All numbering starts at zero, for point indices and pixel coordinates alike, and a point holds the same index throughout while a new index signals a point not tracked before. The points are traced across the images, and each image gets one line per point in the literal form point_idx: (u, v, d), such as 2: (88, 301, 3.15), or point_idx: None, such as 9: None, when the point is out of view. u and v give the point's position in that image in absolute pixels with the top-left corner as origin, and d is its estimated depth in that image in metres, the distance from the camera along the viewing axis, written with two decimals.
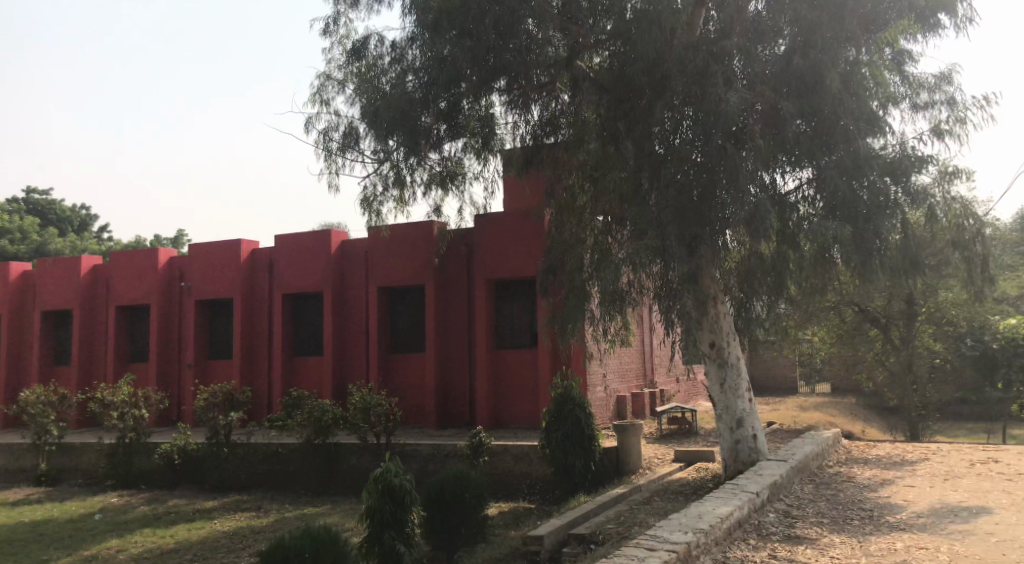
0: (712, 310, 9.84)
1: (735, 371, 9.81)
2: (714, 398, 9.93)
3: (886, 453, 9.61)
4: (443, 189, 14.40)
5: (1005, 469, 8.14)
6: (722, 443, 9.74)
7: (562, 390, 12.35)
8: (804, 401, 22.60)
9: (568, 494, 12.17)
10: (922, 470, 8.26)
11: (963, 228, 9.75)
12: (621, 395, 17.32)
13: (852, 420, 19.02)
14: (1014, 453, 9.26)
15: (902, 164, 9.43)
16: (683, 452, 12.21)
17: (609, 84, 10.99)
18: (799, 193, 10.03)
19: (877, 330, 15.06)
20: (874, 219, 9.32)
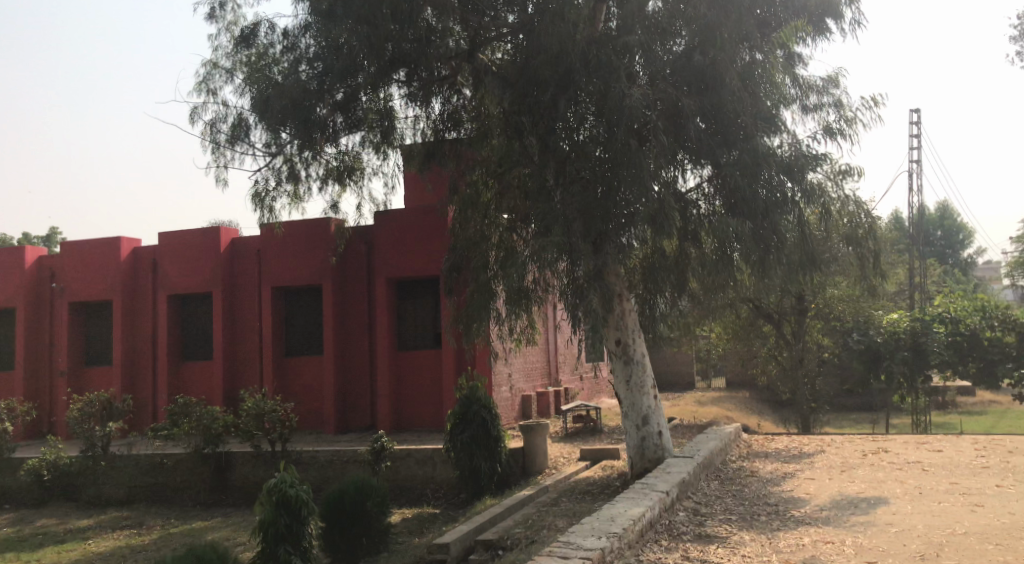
0: (617, 307, 9.78)
1: (641, 368, 9.77)
2: (619, 396, 9.86)
3: (785, 446, 9.81)
4: (340, 184, 13.81)
5: (895, 458, 8.44)
6: (628, 442, 9.69)
7: (467, 391, 12.04)
8: (702, 396, 23.19)
9: (474, 498, 11.87)
10: (820, 462, 8.45)
11: (854, 227, 10.08)
12: (526, 395, 17.18)
13: (748, 413, 19.63)
14: (901, 442, 9.64)
15: (798, 161, 9.64)
16: (589, 451, 12.15)
17: (512, 78, 10.76)
18: (699, 191, 10.10)
19: (771, 326, 15.53)
20: (772, 214, 9.49)
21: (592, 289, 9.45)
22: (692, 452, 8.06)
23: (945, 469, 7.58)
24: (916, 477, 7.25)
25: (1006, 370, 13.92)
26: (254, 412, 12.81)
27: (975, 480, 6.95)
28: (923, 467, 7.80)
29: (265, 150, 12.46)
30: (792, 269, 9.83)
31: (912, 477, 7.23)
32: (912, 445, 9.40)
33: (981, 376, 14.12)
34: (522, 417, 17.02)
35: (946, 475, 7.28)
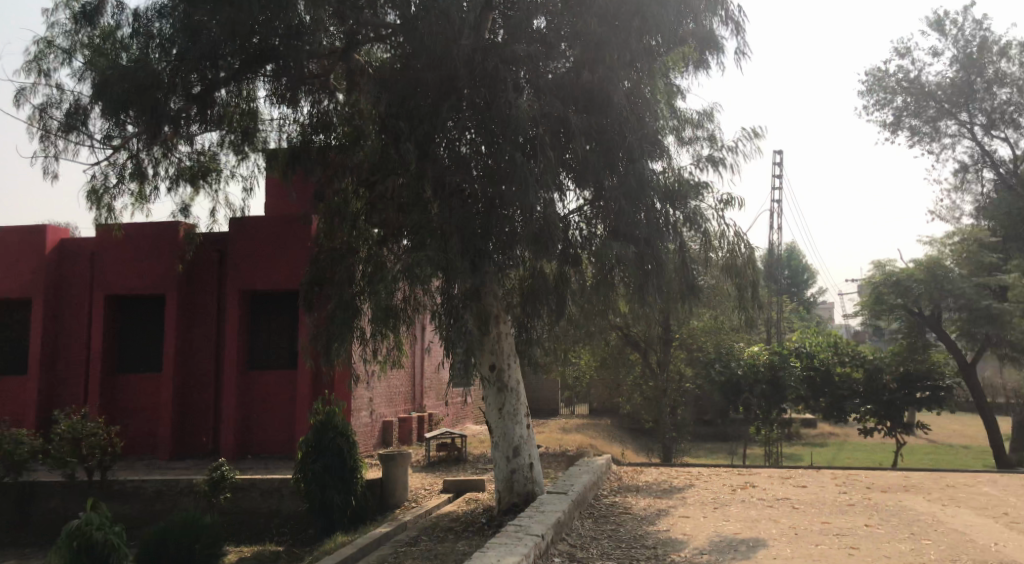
0: (494, 331, 9.24)
1: (515, 396, 9.19)
2: (490, 424, 9.23)
3: (655, 479, 9.53)
4: (193, 186, 12.43)
5: (764, 494, 8.31)
6: (497, 474, 9.06)
7: (323, 417, 11.03)
8: (567, 423, 23.06)
9: (324, 534, 10.81)
10: (692, 498, 8.16)
11: (733, 257, 10.04)
12: (388, 420, 16.23)
13: (611, 442, 19.59)
14: (766, 476, 9.60)
15: (681, 188, 9.53)
16: (453, 482, 11.41)
17: (389, 79, 9.94)
18: (580, 213, 9.78)
19: (638, 354, 15.49)
20: (654, 240, 9.29)
21: (466, 312, 8.77)
22: (565, 487, 7.54)
23: (813, 507, 7.46)
24: (788, 515, 7.05)
25: (853, 405, 14.55)
26: (69, 436, 11.09)
27: (845, 519, 6.82)
28: (792, 504, 7.66)
29: (104, 141, 10.95)
30: (669, 297, 9.63)
31: (785, 516, 7.02)
32: (777, 479, 9.36)
33: (831, 409, 14.67)
34: (382, 444, 16.02)
35: (817, 513, 7.13)
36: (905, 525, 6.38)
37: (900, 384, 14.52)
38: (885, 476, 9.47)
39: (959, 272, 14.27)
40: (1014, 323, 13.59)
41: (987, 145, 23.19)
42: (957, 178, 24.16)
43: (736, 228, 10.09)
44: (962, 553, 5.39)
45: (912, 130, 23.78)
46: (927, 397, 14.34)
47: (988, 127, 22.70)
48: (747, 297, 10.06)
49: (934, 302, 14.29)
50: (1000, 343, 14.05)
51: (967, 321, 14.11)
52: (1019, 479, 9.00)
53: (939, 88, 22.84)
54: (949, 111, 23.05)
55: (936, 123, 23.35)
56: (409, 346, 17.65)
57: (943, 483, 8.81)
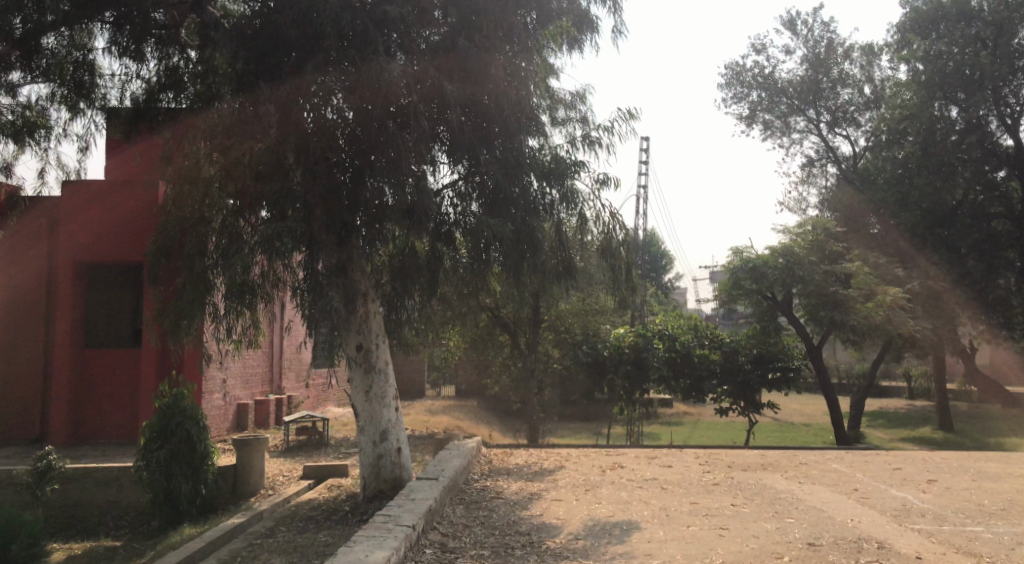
0: (360, 308, 8.70)
1: (383, 377, 8.71)
2: (356, 408, 8.70)
3: (525, 462, 9.37)
4: (16, 144, 11.02)
5: (633, 475, 8.35)
6: (363, 459, 8.57)
7: (169, 400, 10.08)
8: (432, 405, 22.74)
9: (168, 528, 9.89)
10: (563, 480, 8.06)
11: (609, 239, 9.99)
12: (243, 404, 15.22)
13: (477, 423, 19.47)
14: (634, 457, 9.71)
15: (558, 167, 9.37)
16: (314, 468, 10.79)
17: (247, 34, 9.06)
18: (453, 188, 9.32)
19: (506, 336, 15.35)
20: (530, 218, 9.07)
21: (331, 289, 8.15)
22: (435, 473, 7.20)
23: (681, 487, 7.55)
24: (657, 496, 7.07)
25: (710, 386, 15.14)
26: None
27: (711, 499, 6.93)
28: (660, 485, 7.73)
29: None
30: (543, 278, 9.47)
31: (655, 497, 7.04)
32: (644, 460, 9.48)
33: (690, 390, 15.20)
34: (235, 429, 15.01)
35: (684, 493, 7.21)
36: (767, 504, 6.54)
37: (753, 365, 15.27)
38: (743, 454, 9.84)
39: (808, 259, 15.03)
40: (855, 309, 14.56)
41: (830, 142, 24.90)
42: (803, 172, 25.82)
43: (613, 210, 10.04)
44: (823, 530, 5.55)
45: (765, 124, 25.17)
46: (777, 378, 15.17)
47: (832, 125, 24.33)
48: (622, 278, 10.03)
49: (785, 288, 15.04)
50: (842, 327, 15.04)
51: (813, 306, 14.99)
52: (861, 456, 9.60)
53: (790, 85, 24.24)
54: (798, 108, 24.53)
55: (787, 119, 24.80)
56: (266, 326, 16.60)
57: (795, 461, 9.24)
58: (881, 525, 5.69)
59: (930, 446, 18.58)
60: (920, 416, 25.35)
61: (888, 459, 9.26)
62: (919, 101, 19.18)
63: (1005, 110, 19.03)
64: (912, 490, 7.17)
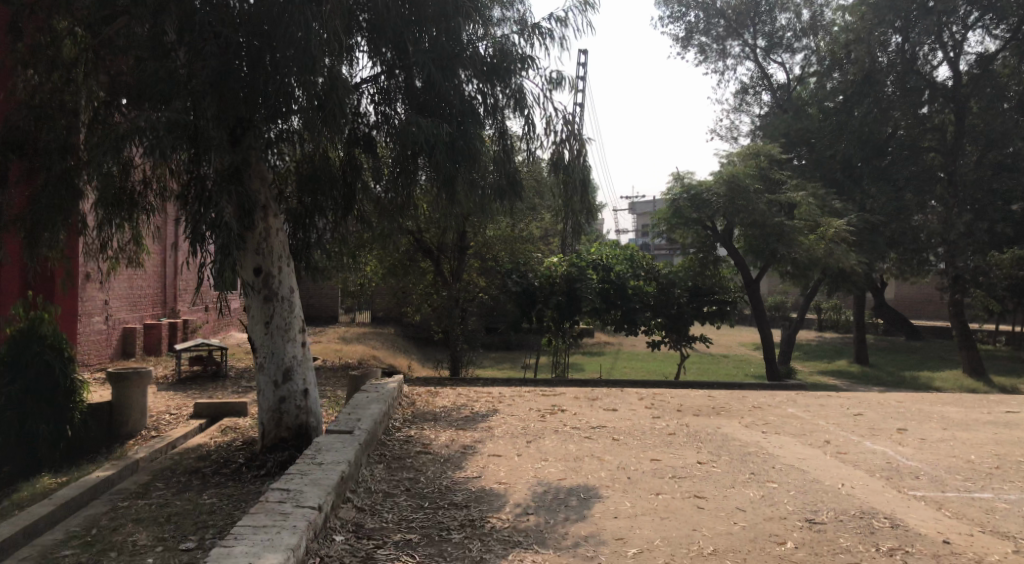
0: (260, 224, 7.19)
1: (287, 307, 7.25)
2: (254, 341, 7.22)
3: (453, 404, 8.24)
4: None
5: (576, 422, 7.36)
6: (262, 402, 7.13)
7: (26, 327, 8.40)
8: (346, 332, 21.39)
9: (24, 475, 8.30)
10: (502, 429, 6.96)
11: (559, 152, 8.70)
12: (128, 328, 13.44)
13: (394, 352, 18.32)
14: (572, 398, 8.73)
15: (502, 62, 7.88)
16: (207, 405, 9.33)
17: None
18: (373, 84, 7.83)
19: (430, 262, 14.05)
20: (467, 123, 7.66)
21: (223, 201, 6.60)
22: (351, 425, 5.93)
23: (636, 439, 6.61)
24: (612, 452, 6.08)
25: (644, 319, 14.12)
26: None
27: (674, 455, 5.99)
28: (611, 434, 6.77)
29: None
30: (483, 195, 8.13)
31: (610, 452, 6.06)
32: (585, 402, 8.52)
33: (622, 323, 14.16)
34: (120, 356, 13.27)
35: (640, 448, 6.25)
36: (740, 464, 5.66)
37: (689, 298, 14.41)
38: (690, 396, 9.05)
39: (754, 187, 14.10)
40: (798, 242, 13.91)
41: (765, 69, 24.07)
42: (736, 99, 25.02)
43: (565, 118, 8.70)
44: (816, 502, 4.66)
45: (701, 47, 24.05)
46: (712, 311, 14.39)
47: (768, 50, 23.56)
48: (575, 197, 8.79)
49: (727, 216, 14.20)
50: (781, 260, 14.46)
51: (754, 237, 14.26)
52: (812, 399, 8.98)
53: (729, 6, 23.07)
54: (735, 31, 23.51)
55: (723, 43, 23.79)
56: (148, 244, 14.58)
57: (748, 405, 8.49)
58: (879, 493, 4.88)
59: (849, 379, 18.73)
60: (834, 348, 25.84)
61: (843, 403, 8.67)
62: (864, 27, 18.30)
63: (946, 38, 18.38)
64: (887, 443, 6.47)
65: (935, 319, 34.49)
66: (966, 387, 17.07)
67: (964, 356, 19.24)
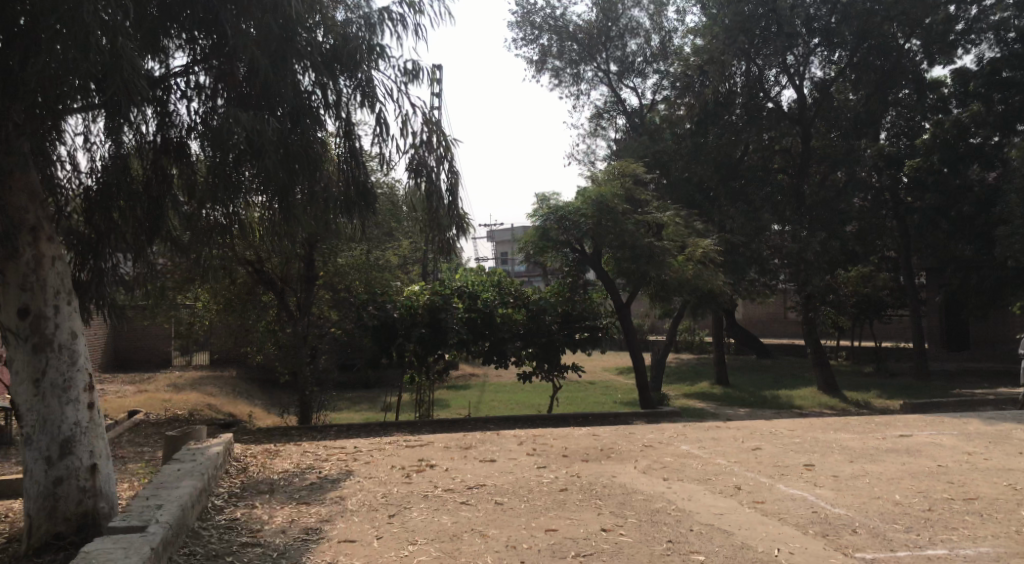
0: (26, 251, 5.37)
1: (66, 359, 5.41)
2: (18, 407, 5.34)
3: (297, 467, 6.74)
4: None
5: (449, 481, 6.11)
6: (29, 489, 5.30)
7: None
8: (179, 377, 18.93)
9: None
10: (357, 500, 5.57)
11: (420, 157, 7.56)
12: None
13: (235, 398, 16.26)
14: (442, 449, 7.50)
15: (345, 48, 6.64)
16: None
17: None
18: (188, 76, 6.34)
19: (272, 295, 12.34)
20: (303, 122, 6.38)
21: None
22: (146, 519, 4.35)
23: (522, 501, 5.45)
24: (497, 524, 4.88)
25: (514, 349, 13.17)
26: None
27: (572, 521, 4.90)
28: (493, 497, 5.57)
29: None
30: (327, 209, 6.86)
31: (494, 525, 4.86)
32: (457, 453, 7.30)
33: (491, 354, 13.07)
34: None
35: (531, 513, 5.11)
36: (652, 529, 4.65)
37: (559, 325, 13.55)
38: (572, 437, 8.09)
39: (622, 207, 13.49)
40: (669, 263, 13.48)
41: (618, 93, 24.21)
42: (592, 124, 24.96)
43: (424, 117, 7.62)
44: None
45: (554, 71, 23.78)
46: (584, 339, 13.63)
47: (620, 76, 23.72)
48: (440, 209, 7.71)
49: (596, 238, 13.45)
50: (651, 283, 13.98)
51: (623, 261, 13.46)
52: (702, 433, 8.29)
53: (581, 30, 23.01)
54: (588, 56, 23.46)
55: (576, 68, 23.63)
56: None
57: (638, 444, 7.65)
58: (824, 559, 4.01)
59: (714, 401, 18.69)
60: (694, 370, 26.16)
61: (736, 436, 8.02)
62: (716, 48, 18.64)
63: (788, 63, 19.07)
64: (802, 485, 5.73)
65: (779, 336, 36.37)
66: (825, 404, 17.41)
67: (818, 373, 19.80)
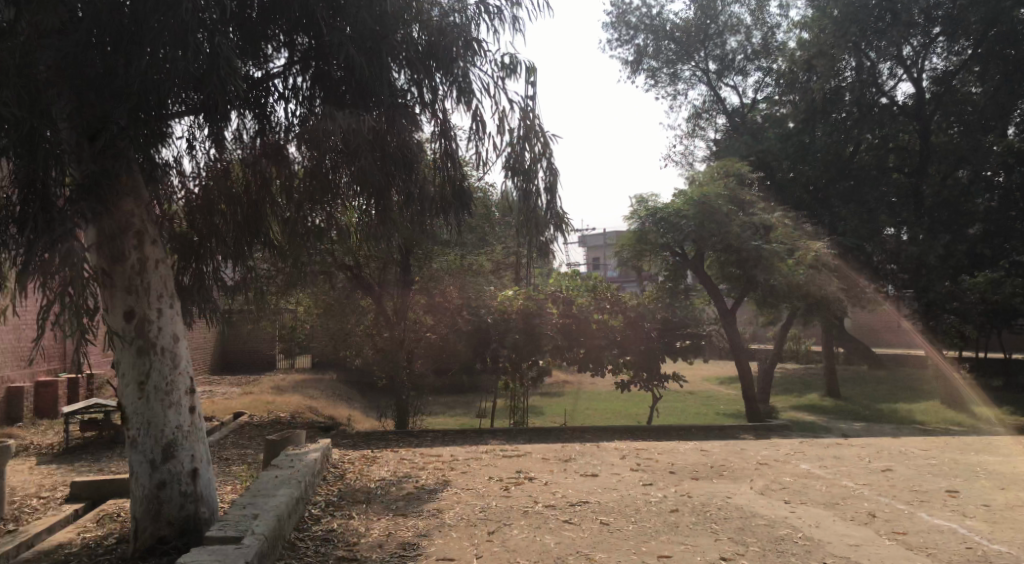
0: (132, 254, 5.41)
1: (169, 361, 5.42)
2: (124, 410, 5.38)
3: (394, 476, 6.57)
4: None
5: (550, 496, 5.77)
6: (135, 492, 5.32)
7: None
8: (282, 380, 19.46)
9: None
10: (455, 515, 5.31)
11: (517, 155, 7.33)
12: (14, 387, 11.44)
13: (335, 402, 16.53)
14: (542, 460, 7.18)
15: (440, 44, 6.47)
16: (85, 484, 7.43)
17: None
18: (287, 78, 6.31)
19: (370, 301, 12.37)
20: (399, 123, 6.27)
21: (74, 222, 4.89)
22: (242, 529, 4.23)
23: (630, 522, 5.05)
24: (604, 547, 4.52)
25: (612, 357, 12.72)
26: None
27: (686, 547, 4.47)
28: (598, 516, 5.20)
29: None
30: (423, 209, 6.72)
31: (601, 548, 4.50)
32: (557, 466, 6.95)
33: (587, 362, 12.66)
34: (3, 422, 11.23)
35: (641, 536, 4.71)
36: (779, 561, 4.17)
37: (660, 333, 13.01)
38: (679, 452, 7.62)
39: (726, 207, 12.81)
40: (778, 267, 12.71)
41: (718, 92, 23.31)
42: (690, 125, 24.16)
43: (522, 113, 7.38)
44: None
45: (650, 71, 23.15)
46: (686, 346, 13.03)
47: (720, 74, 22.85)
48: (534, 206, 7.45)
49: (698, 242, 12.84)
50: (757, 288, 13.21)
51: (729, 263, 12.82)
52: (822, 450, 7.64)
53: (679, 28, 22.30)
54: (685, 54, 22.71)
55: (674, 67, 22.92)
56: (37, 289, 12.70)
57: (751, 462, 7.11)
58: None
59: (826, 414, 17.59)
60: (801, 380, 24.86)
61: (861, 454, 7.33)
62: (824, 41, 17.63)
63: (903, 55, 17.86)
64: (948, 514, 5.08)
65: (893, 346, 34.23)
66: (951, 419, 16.06)
67: (942, 386, 18.33)
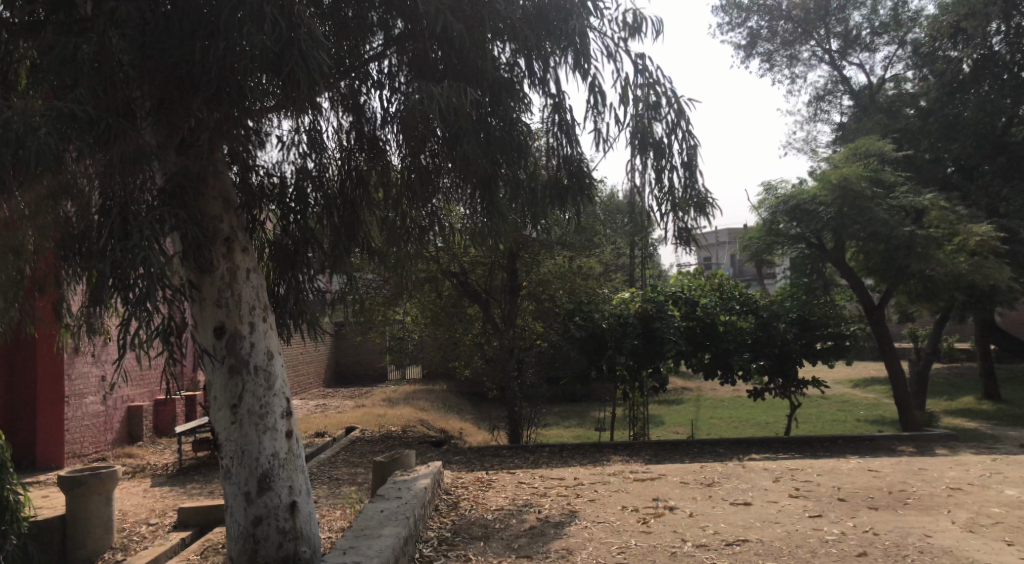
0: (222, 265, 4.91)
1: (264, 382, 4.87)
2: (218, 437, 4.86)
3: (513, 505, 5.81)
4: None
5: (700, 533, 4.86)
6: (230, 528, 4.80)
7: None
8: (394, 392, 19.25)
9: None
10: (588, 558, 4.47)
11: (642, 129, 6.59)
12: (133, 407, 11.51)
13: (446, 414, 16.02)
14: (681, 485, 6.24)
15: (549, 12, 5.79)
16: (193, 510, 7.10)
17: None
18: (382, 63, 5.76)
19: (477, 309, 11.72)
20: (504, 102, 5.59)
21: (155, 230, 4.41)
22: None
23: None
24: None
25: (742, 362, 11.54)
26: None
27: None
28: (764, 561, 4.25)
29: None
30: (534, 199, 6.02)
31: None
32: (699, 492, 6.00)
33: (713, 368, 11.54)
34: (125, 441, 11.34)
35: None
36: None
37: (797, 334, 11.71)
38: (843, 474, 6.48)
39: (872, 192, 11.37)
40: (936, 257, 11.18)
41: (842, 71, 21.48)
42: (811, 109, 22.37)
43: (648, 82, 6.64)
44: None
45: (766, 55, 21.60)
46: (828, 349, 11.65)
47: (844, 52, 21.03)
48: (675, 190, 6.85)
49: (838, 231, 11.41)
50: (909, 279, 11.67)
51: (878, 255, 11.40)
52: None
53: (796, 6, 20.65)
54: (804, 33, 21.03)
55: (792, 49, 21.30)
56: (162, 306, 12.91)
57: (938, 486, 5.90)
58: None
59: (989, 420, 15.57)
60: (949, 381, 22.45)
61: None
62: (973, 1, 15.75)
63: None
64: None
65: None
66: None
67: None
